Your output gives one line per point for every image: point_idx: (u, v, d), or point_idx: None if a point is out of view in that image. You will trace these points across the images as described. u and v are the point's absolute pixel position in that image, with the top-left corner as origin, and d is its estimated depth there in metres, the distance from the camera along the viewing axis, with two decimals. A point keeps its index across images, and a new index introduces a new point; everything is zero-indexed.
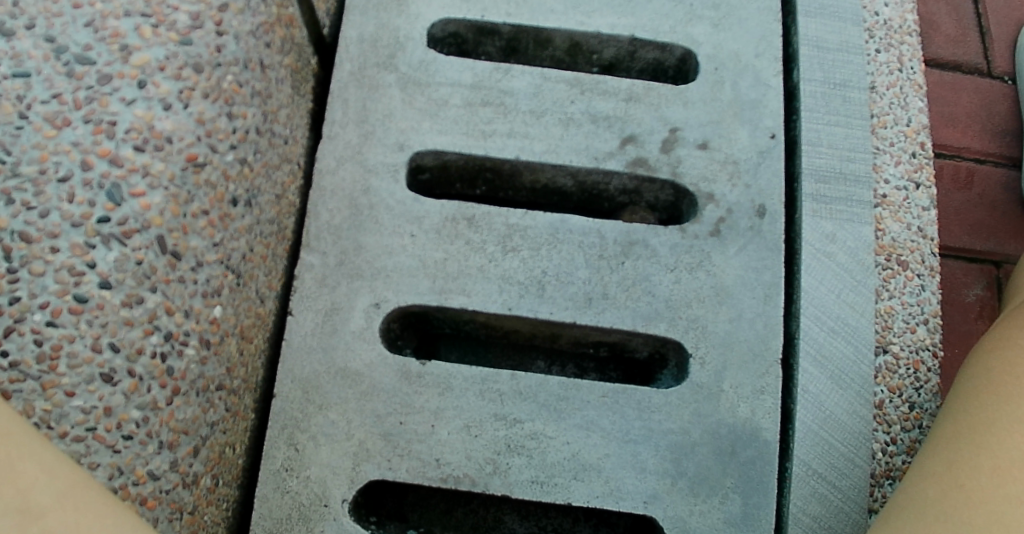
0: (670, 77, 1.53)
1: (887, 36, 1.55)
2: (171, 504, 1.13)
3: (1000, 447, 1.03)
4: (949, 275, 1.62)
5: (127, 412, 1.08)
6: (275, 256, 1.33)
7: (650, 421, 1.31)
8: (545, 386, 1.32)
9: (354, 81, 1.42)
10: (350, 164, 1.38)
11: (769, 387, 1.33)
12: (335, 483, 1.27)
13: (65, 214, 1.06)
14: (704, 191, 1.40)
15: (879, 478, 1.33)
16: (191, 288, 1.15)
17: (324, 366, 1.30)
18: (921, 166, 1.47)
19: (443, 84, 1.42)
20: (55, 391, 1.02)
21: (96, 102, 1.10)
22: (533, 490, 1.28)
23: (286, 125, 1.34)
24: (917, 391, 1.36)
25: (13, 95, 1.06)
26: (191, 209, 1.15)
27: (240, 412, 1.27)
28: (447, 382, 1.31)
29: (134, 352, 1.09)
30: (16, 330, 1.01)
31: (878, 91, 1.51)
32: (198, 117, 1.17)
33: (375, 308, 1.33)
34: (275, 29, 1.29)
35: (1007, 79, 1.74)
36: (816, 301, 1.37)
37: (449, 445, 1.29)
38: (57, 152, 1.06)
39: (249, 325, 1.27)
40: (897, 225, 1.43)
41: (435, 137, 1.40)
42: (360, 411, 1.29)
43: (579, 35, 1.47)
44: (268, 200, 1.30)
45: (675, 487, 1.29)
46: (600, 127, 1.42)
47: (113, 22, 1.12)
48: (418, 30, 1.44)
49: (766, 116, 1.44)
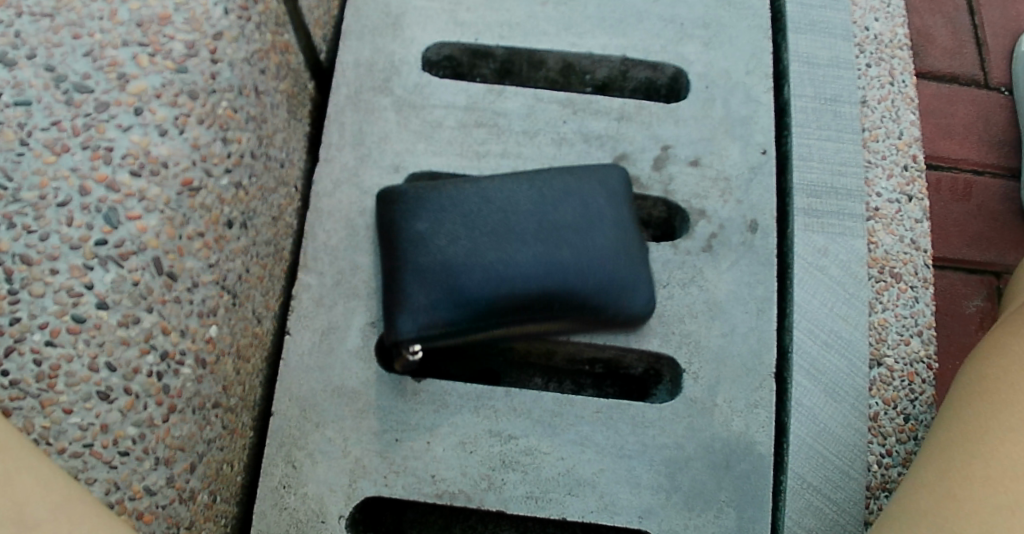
0: (662, 95, 1.55)
1: (877, 50, 1.56)
2: (168, 518, 1.16)
3: (992, 456, 1.03)
4: (949, 287, 1.62)
5: (123, 429, 1.11)
6: (272, 277, 1.36)
7: (644, 436, 1.32)
8: (539, 402, 1.33)
9: (350, 105, 1.45)
10: (346, 187, 1.41)
11: (762, 401, 1.34)
12: (332, 499, 1.29)
13: (64, 236, 1.09)
14: (696, 207, 1.42)
15: (876, 490, 1.33)
16: (187, 308, 1.18)
17: (321, 385, 1.33)
18: (913, 179, 1.48)
19: (437, 106, 1.45)
20: (54, 408, 1.06)
21: (94, 129, 1.13)
22: (528, 505, 1.29)
23: (282, 148, 1.37)
24: (912, 403, 1.37)
25: (15, 123, 1.10)
26: (187, 232, 1.18)
27: (238, 430, 1.30)
28: (442, 399, 1.33)
29: (130, 371, 1.12)
30: (17, 350, 1.05)
31: (869, 105, 1.52)
32: (194, 142, 1.20)
33: (372, 327, 1.35)
34: (270, 56, 1.32)
35: (1003, 91, 1.74)
36: (809, 315, 1.38)
37: (444, 461, 1.31)
38: (57, 178, 1.10)
39: (246, 343, 1.30)
40: (890, 238, 1.44)
41: (430, 158, 1.43)
42: (357, 429, 1.31)
43: (572, 56, 1.49)
44: (264, 221, 1.33)
45: (670, 501, 1.30)
46: (592, 146, 1.44)
47: (110, 52, 1.16)
48: (412, 54, 1.47)
49: (757, 133, 1.46)
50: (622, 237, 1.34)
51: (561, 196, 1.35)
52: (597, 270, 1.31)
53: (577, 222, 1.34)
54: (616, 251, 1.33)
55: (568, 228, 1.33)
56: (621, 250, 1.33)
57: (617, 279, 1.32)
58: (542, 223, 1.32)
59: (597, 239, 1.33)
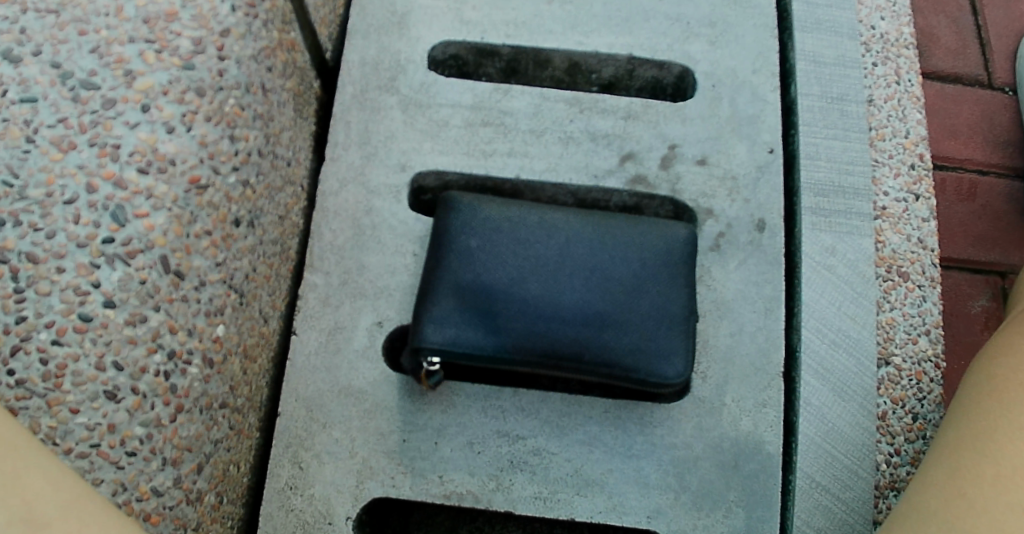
0: (668, 94, 1.54)
1: (884, 49, 1.56)
2: (175, 519, 1.15)
3: (1002, 455, 1.03)
4: (954, 287, 1.62)
5: (131, 429, 1.09)
6: (279, 276, 1.35)
7: (653, 436, 1.31)
8: (547, 402, 1.32)
9: (356, 104, 1.44)
10: (352, 186, 1.40)
11: (771, 401, 1.34)
12: (340, 500, 1.28)
13: (71, 234, 1.08)
14: (703, 206, 1.41)
15: (884, 489, 1.33)
16: (194, 307, 1.17)
17: (328, 385, 1.32)
18: (920, 178, 1.49)
19: (443, 105, 1.45)
20: (60, 408, 1.05)
21: (101, 126, 1.12)
22: (536, 506, 1.29)
23: (289, 146, 1.37)
24: (920, 402, 1.37)
25: (20, 120, 1.09)
26: (194, 230, 1.17)
27: (244, 430, 1.29)
28: (450, 399, 1.32)
29: (137, 370, 1.10)
30: (23, 349, 1.04)
31: (876, 104, 1.52)
32: (201, 140, 1.19)
33: (378, 326, 1.34)
34: (276, 54, 1.31)
35: (1007, 91, 1.74)
36: (816, 315, 1.38)
37: (451, 461, 1.30)
38: (63, 176, 1.09)
39: (252, 343, 1.29)
40: (897, 237, 1.45)
41: (437, 157, 1.42)
42: (364, 429, 1.30)
43: (578, 55, 1.49)
44: (271, 220, 1.32)
45: (679, 501, 1.29)
46: (599, 145, 1.43)
47: (117, 48, 1.15)
48: (419, 53, 1.47)
49: (764, 132, 1.45)
50: (673, 295, 1.28)
51: (622, 245, 1.30)
52: (635, 327, 1.25)
53: (632, 268, 1.28)
54: (660, 313, 1.27)
55: (618, 280, 1.28)
56: (666, 313, 1.27)
57: (651, 343, 1.25)
58: (593, 269, 1.28)
59: (643, 298, 1.27)
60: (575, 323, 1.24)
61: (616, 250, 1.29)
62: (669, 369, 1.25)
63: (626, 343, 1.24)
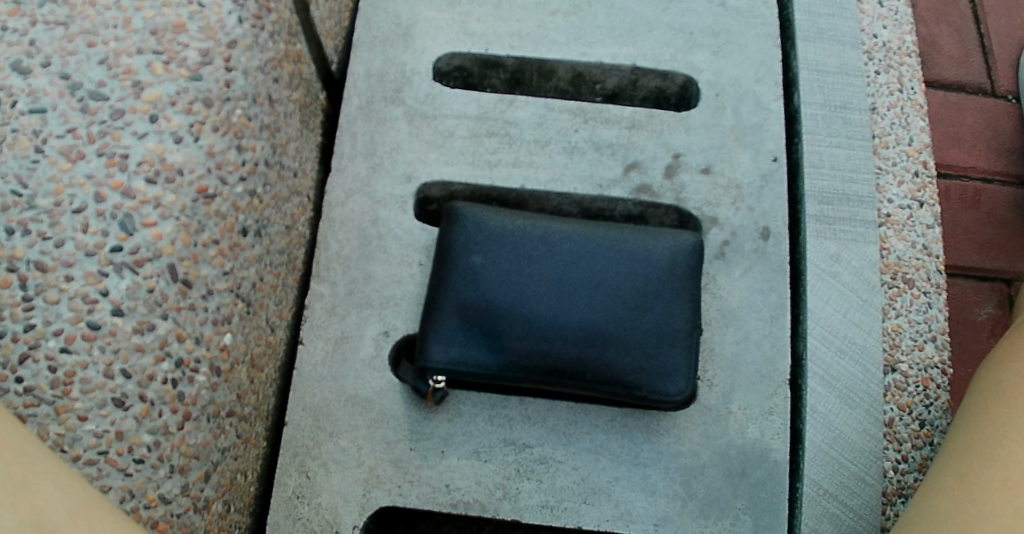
0: (672, 104, 1.55)
1: (886, 57, 1.57)
2: (183, 527, 1.15)
3: (1011, 459, 1.03)
4: (960, 295, 1.63)
5: (138, 437, 1.10)
6: (285, 286, 1.36)
7: (659, 444, 1.31)
8: (554, 410, 1.32)
9: (362, 115, 1.45)
10: (359, 197, 1.41)
11: (777, 408, 1.33)
12: (346, 509, 1.28)
13: (79, 244, 1.09)
14: (708, 215, 1.42)
15: (891, 496, 1.32)
16: (202, 316, 1.18)
17: (335, 395, 1.32)
18: (924, 185, 1.49)
19: (448, 116, 1.46)
20: (68, 415, 1.05)
21: (109, 136, 1.13)
22: (544, 514, 1.28)
23: (295, 157, 1.38)
24: (927, 409, 1.37)
25: (29, 131, 1.10)
26: (202, 239, 1.18)
27: (251, 439, 1.29)
28: (457, 408, 1.32)
29: (145, 378, 1.11)
30: (31, 357, 1.04)
31: (879, 112, 1.53)
32: (209, 150, 1.19)
33: (384, 336, 1.35)
34: (282, 65, 1.32)
35: (1010, 98, 1.75)
36: (822, 322, 1.39)
37: (459, 470, 1.30)
38: (72, 185, 1.10)
39: (260, 353, 1.30)
40: (902, 243, 1.45)
41: (441, 167, 1.43)
42: (370, 438, 1.31)
43: (582, 65, 1.50)
44: (278, 231, 1.33)
45: (686, 509, 1.29)
46: (603, 155, 1.44)
47: (125, 59, 1.16)
48: (424, 64, 1.48)
49: (767, 140, 1.46)
50: (676, 310, 1.28)
51: (627, 259, 1.29)
52: (638, 345, 1.26)
53: (636, 285, 1.28)
54: (663, 330, 1.27)
55: (621, 295, 1.27)
56: (669, 329, 1.28)
57: (653, 361, 1.26)
58: (597, 285, 1.27)
59: (646, 316, 1.27)
60: (577, 341, 1.25)
61: (620, 266, 1.29)
62: (670, 386, 1.26)
63: (628, 362, 1.25)
